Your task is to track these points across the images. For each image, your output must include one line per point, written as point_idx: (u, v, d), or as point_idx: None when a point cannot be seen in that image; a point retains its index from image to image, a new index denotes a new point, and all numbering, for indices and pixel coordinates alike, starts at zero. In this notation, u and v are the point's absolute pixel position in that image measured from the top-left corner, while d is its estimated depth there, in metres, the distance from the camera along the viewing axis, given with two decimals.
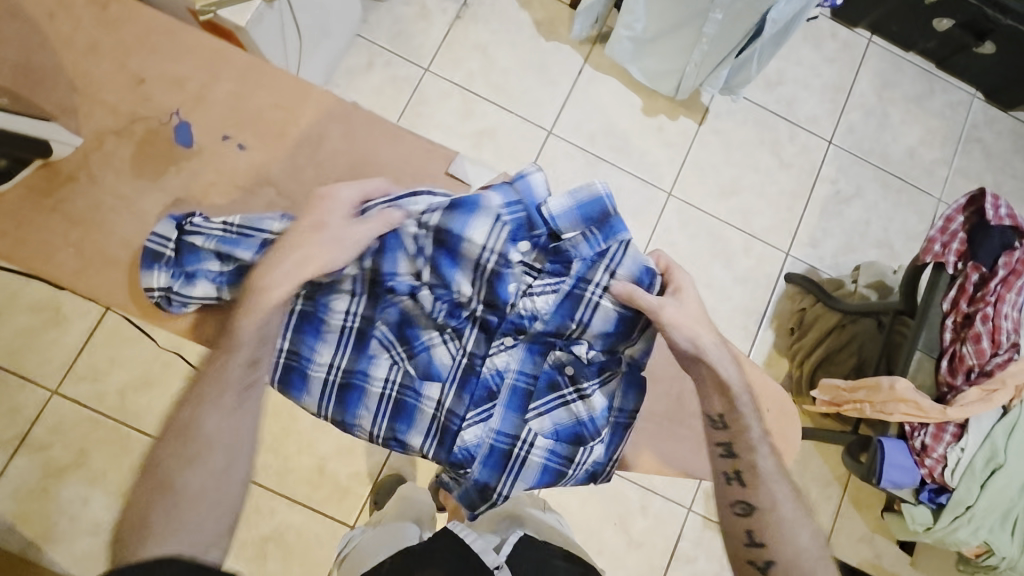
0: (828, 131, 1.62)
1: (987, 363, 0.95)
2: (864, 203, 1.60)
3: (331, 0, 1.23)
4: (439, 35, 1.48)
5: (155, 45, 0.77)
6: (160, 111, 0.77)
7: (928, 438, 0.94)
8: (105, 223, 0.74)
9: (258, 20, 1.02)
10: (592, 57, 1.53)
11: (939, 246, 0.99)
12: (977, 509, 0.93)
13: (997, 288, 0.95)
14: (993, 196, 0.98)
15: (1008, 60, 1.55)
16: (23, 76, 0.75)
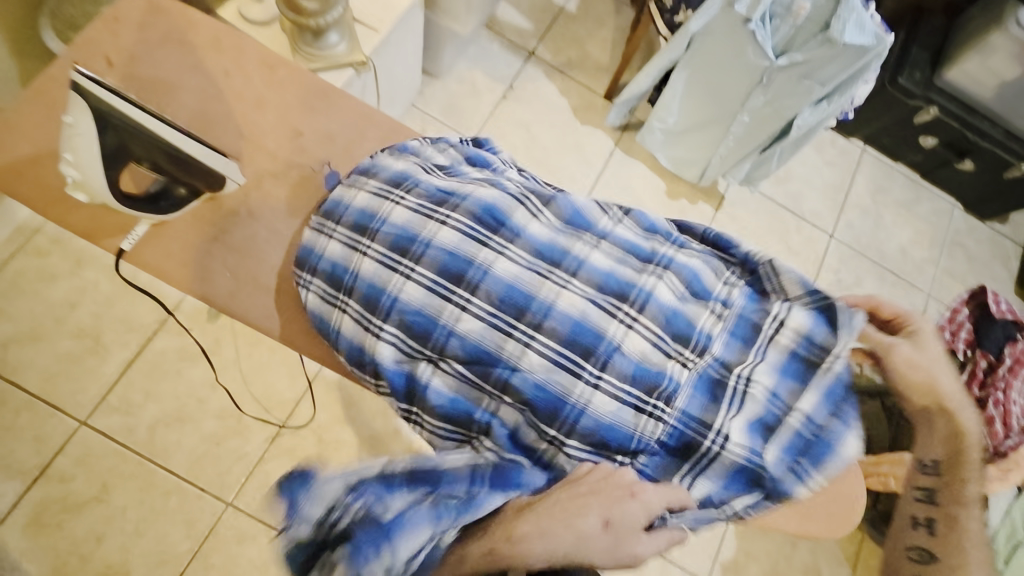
0: (830, 225, 1.78)
1: (1001, 445, 1.03)
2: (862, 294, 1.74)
3: (404, 74, 1.37)
4: (486, 110, 1.64)
5: (314, 105, 0.85)
6: (313, 160, 0.84)
7: None
8: (256, 257, 0.80)
9: (348, 86, 1.13)
10: (624, 145, 1.69)
11: (949, 334, 1.11)
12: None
13: (1005, 375, 1.05)
14: (993, 293, 1.10)
15: (985, 177, 1.74)
16: (200, 124, 0.81)
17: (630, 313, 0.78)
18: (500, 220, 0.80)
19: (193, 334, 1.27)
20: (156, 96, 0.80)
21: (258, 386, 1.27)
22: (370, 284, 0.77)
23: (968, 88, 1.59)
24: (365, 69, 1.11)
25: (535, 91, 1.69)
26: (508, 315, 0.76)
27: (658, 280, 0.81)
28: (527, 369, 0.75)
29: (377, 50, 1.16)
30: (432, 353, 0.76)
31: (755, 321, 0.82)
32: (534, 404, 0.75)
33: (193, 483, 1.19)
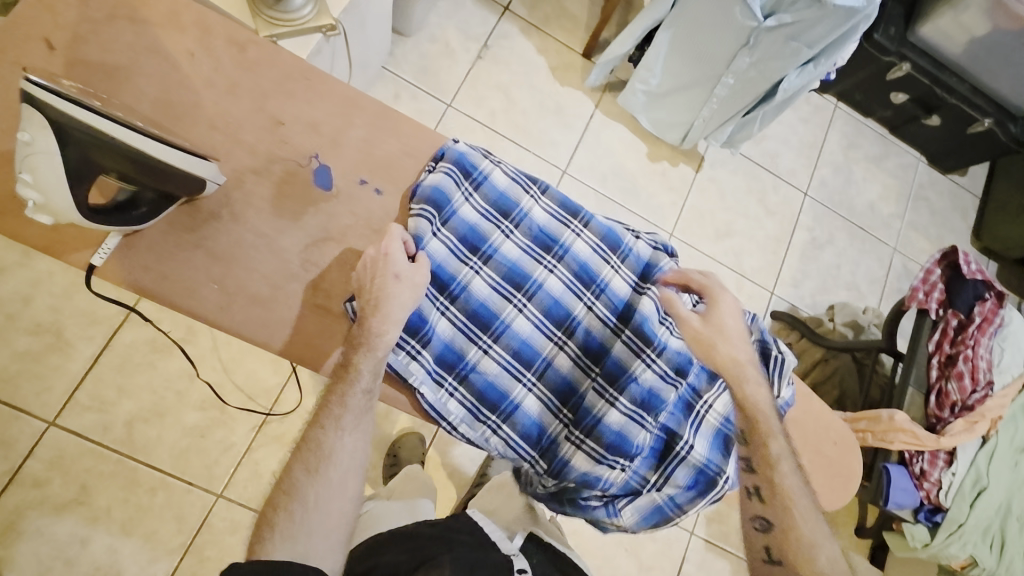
0: (804, 184, 1.80)
1: (968, 399, 1.09)
2: (832, 250, 1.79)
3: (374, 34, 1.28)
4: (462, 71, 1.56)
5: (293, 90, 0.77)
6: (299, 153, 0.77)
7: (926, 464, 1.07)
8: (242, 260, 0.73)
9: (316, 53, 1.04)
10: (603, 108, 1.64)
11: (923, 294, 1.12)
12: (967, 527, 1.06)
13: (974, 333, 1.10)
14: (964, 252, 1.12)
15: (949, 133, 1.78)
16: (164, 113, 0.73)
17: (602, 384, 0.80)
18: (522, 277, 0.80)
19: (164, 325, 1.20)
20: (110, 78, 0.72)
21: (239, 374, 1.22)
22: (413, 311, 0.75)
23: (939, 43, 1.58)
24: (334, 33, 1.02)
25: (510, 52, 1.61)
26: (518, 365, 0.78)
27: (649, 364, 0.81)
28: (529, 409, 0.78)
29: (345, 12, 1.06)
30: (451, 382, 0.76)
31: (719, 363, 0.84)
32: (517, 444, 0.78)
33: (179, 478, 1.16)
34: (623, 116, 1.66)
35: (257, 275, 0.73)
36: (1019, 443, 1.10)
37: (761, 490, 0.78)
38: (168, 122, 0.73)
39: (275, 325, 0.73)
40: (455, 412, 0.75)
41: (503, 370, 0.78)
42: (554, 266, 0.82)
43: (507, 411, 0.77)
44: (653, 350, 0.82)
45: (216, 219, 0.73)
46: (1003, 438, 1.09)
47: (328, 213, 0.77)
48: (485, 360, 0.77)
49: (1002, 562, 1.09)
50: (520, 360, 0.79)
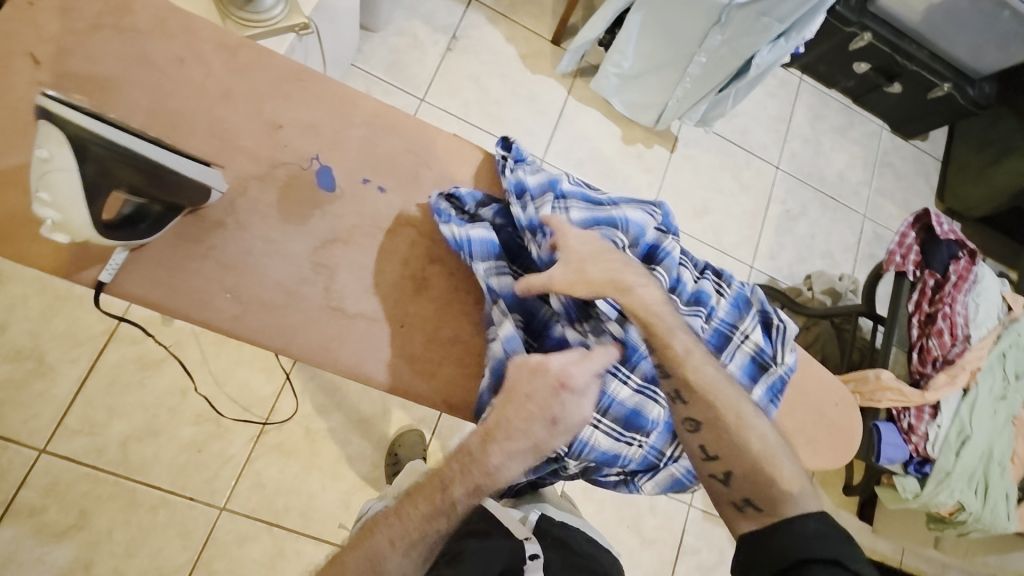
0: (776, 157, 1.85)
1: (949, 353, 1.14)
2: (806, 221, 1.84)
3: (343, 31, 1.26)
4: (433, 64, 1.55)
5: (287, 93, 0.77)
6: (300, 156, 0.76)
7: (913, 419, 1.12)
8: (254, 267, 0.72)
9: (291, 53, 1.02)
10: (577, 94, 1.65)
11: (899, 257, 1.18)
12: (954, 475, 1.12)
13: (950, 291, 1.15)
14: (936, 214, 1.17)
15: (909, 100, 1.85)
16: (157, 123, 0.71)
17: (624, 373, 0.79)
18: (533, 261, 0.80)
19: (153, 340, 1.17)
20: (88, 88, 0.69)
21: (234, 385, 1.21)
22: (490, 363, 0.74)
23: (898, 12, 1.63)
24: (308, 33, 1.00)
25: (481, 42, 1.60)
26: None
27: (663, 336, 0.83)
28: None
29: (317, 10, 1.05)
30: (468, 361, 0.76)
31: (726, 337, 0.86)
32: None
33: (180, 494, 1.14)
34: (597, 101, 1.67)
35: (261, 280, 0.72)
36: (996, 392, 1.16)
37: (697, 418, 0.75)
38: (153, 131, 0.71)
39: (292, 329, 0.72)
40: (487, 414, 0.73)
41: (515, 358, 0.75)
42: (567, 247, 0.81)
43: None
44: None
45: (211, 229, 0.71)
46: (982, 389, 1.15)
47: (327, 215, 0.76)
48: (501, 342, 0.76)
49: (987, 505, 1.15)
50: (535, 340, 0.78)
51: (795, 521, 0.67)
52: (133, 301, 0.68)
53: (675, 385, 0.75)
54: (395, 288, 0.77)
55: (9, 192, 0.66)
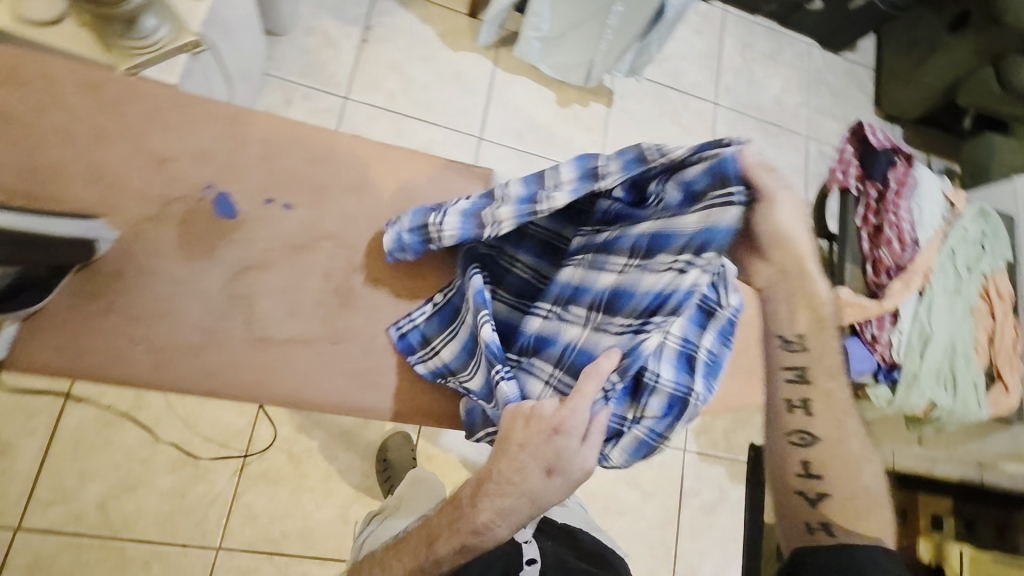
0: (711, 94, 1.84)
1: (899, 261, 1.17)
2: (752, 153, 1.84)
3: (245, 42, 1.20)
4: (349, 59, 1.49)
5: (167, 122, 0.75)
6: (191, 187, 0.74)
7: (876, 329, 1.15)
8: (165, 312, 0.72)
9: (187, 75, 0.97)
10: (502, 64, 1.61)
11: (842, 174, 1.17)
12: (921, 375, 1.16)
13: (893, 201, 1.17)
14: (871, 125, 1.16)
15: (832, 15, 1.85)
16: (32, 181, 0.69)
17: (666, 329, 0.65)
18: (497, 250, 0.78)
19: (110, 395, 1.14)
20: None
21: (206, 423, 1.18)
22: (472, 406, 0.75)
23: None
24: (199, 49, 0.96)
25: (394, 28, 1.55)
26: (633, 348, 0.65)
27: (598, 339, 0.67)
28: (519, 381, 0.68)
29: (207, 24, 0.98)
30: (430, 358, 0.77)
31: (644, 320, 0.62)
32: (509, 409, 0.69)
33: (172, 543, 1.11)
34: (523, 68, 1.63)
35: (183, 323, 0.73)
36: (952, 287, 1.20)
37: (812, 406, 0.69)
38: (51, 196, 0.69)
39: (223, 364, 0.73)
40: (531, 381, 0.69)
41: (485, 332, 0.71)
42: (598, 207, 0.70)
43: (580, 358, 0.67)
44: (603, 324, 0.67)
45: (132, 281, 0.71)
46: (938, 287, 1.19)
47: (235, 243, 0.75)
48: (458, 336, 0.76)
49: (957, 398, 1.19)
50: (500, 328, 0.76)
51: (859, 550, 0.63)
52: (52, 370, 0.69)
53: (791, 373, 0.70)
54: (320, 306, 0.78)
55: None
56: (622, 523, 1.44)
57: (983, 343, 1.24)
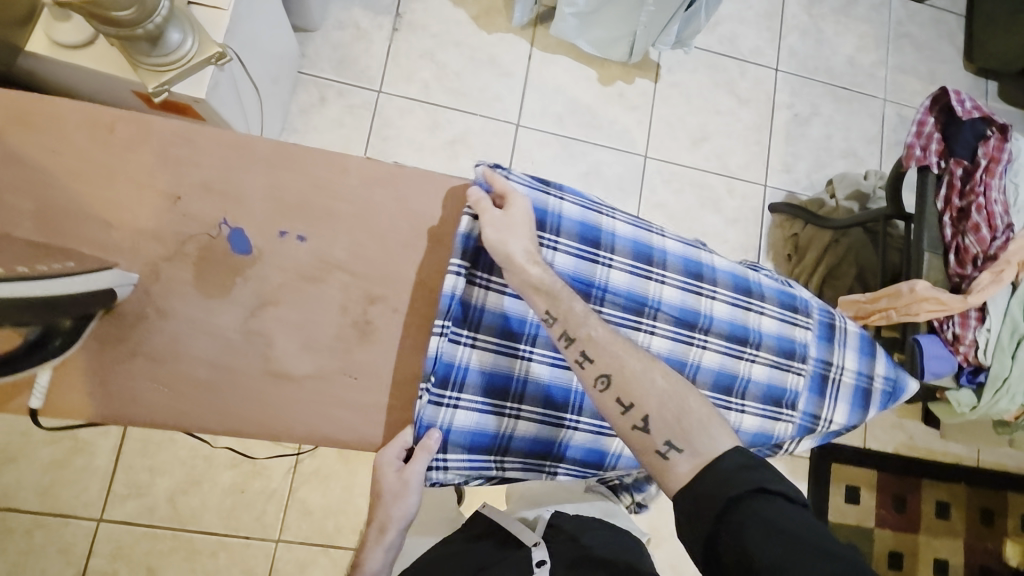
0: (845, 79, 1.70)
1: (989, 248, 1.00)
2: (859, 130, 1.68)
3: (272, 43, 1.20)
4: (381, 52, 1.45)
5: (183, 158, 0.71)
6: (206, 224, 0.71)
7: (958, 328, 0.99)
8: (185, 353, 0.70)
9: (215, 86, 0.98)
10: (601, 73, 1.55)
11: (920, 150, 1.05)
12: (1013, 379, 0.98)
13: (982, 177, 1.01)
14: (956, 91, 1.04)
15: None
16: (52, 229, 0.68)
17: (750, 354, 0.90)
18: (520, 322, 0.79)
19: (201, 458, 1.24)
20: (219, 264, 0.71)
21: (257, 511, 1.24)
22: (553, 384, 0.81)
23: None
24: (226, 61, 0.96)
25: (522, 31, 1.52)
26: (486, 391, 0.78)
27: (713, 255, 0.92)
28: (537, 376, 0.80)
29: (230, 32, 1.00)
30: (524, 348, 0.80)
31: (644, 269, 0.86)
32: (556, 358, 0.81)
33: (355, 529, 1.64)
34: (649, 70, 1.58)
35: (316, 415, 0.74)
36: None
37: (647, 420, 0.68)
38: (157, 283, 0.70)
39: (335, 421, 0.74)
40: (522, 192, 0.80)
41: (737, 263, 0.94)
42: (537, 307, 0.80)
43: (546, 386, 0.81)
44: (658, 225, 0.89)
45: (264, 316, 0.72)
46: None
47: (250, 279, 0.72)
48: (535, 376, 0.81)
49: None
50: (562, 391, 0.82)
51: (716, 460, 0.63)
52: (151, 427, 0.70)
53: (643, 410, 0.68)
54: (338, 340, 0.74)
55: (79, 378, 0.68)
56: None
57: None
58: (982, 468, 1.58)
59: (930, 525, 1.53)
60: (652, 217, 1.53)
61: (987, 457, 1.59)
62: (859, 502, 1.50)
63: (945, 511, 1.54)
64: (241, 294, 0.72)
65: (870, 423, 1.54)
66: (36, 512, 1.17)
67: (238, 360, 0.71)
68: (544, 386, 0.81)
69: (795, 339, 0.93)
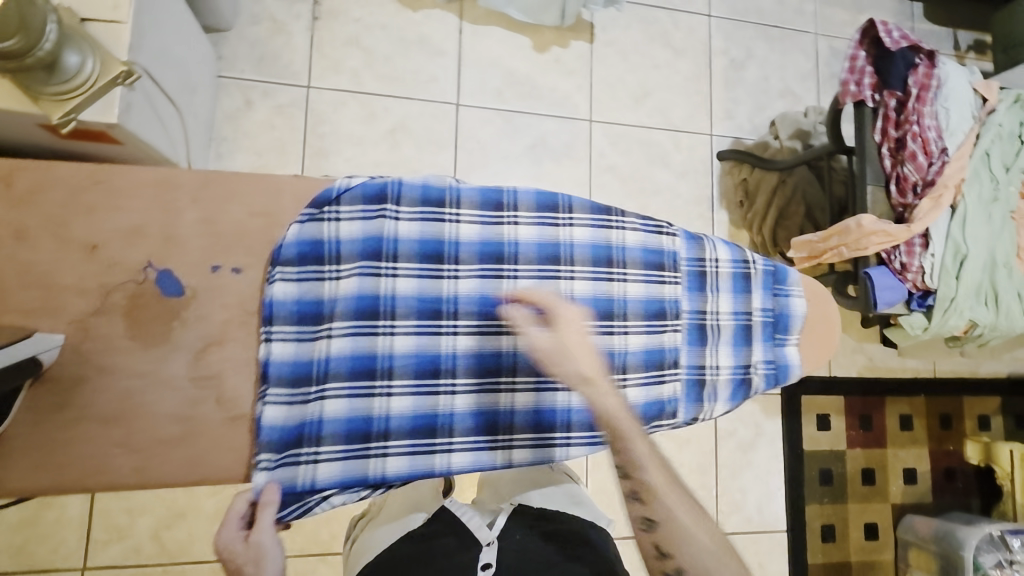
0: (776, 17, 1.70)
1: (928, 175, 1.03)
2: (795, 68, 1.70)
3: (184, 49, 1.12)
4: (303, 44, 1.37)
5: (98, 203, 0.67)
6: (132, 271, 0.67)
7: (904, 257, 1.03)
8: (132, 409, 0.67)
9: (127, 108, 0.91)
10: (535, 40, 1.51)
11: (854, 85, 1.05)
12: (960, 298, 1.03)
13: (914, 107, 1.04)
14: (883, 23, 1.05)
15: None
16: None
17: (623, 326, 0.83)
18: (369, 359, 0.75)
19: (179, 490, 1.21)
20: (155, 310, 0.68)
21: None
22: (419, 414, 0.77)
23: None
24: (133, 78, 0.89)
25: (449, 5, 1.46)
26: (346, 435, 0.74)
27: (571, 226, 0.82)
28: (398, 410, 0.76)
29: (136, 45, 0.92)
30: (380, 385, 0.75)
31: (494, 269, 0.79)
32: (418, 385, 0.77)
33: None
34: (583, 31, 1.54)
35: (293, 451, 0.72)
36: (987, 197, 1.05)
37: (652, 521, 0.68)
38: (90, 340, 0.66)
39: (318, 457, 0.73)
40: (353, 210, 0.75)
41: (654, 231, 0.86)
42: (394, 330, 0.76)
43: (414, 415, 0.76)
44: (510, 211, 0.81)
45: (212, 357, 0.70)
46: (970, 199, 1.04)
47: (190, 322, 0.69)
48: (397, 410, 0.76)
49: (1000, 313, 1.06)
50: (429, 420, 0.77)
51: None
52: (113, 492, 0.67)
53: (654, 511, 0.69)
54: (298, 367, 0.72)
55: (18, 458, 0.64)
56: (743, 464, 1.51)
57: None
58: (938, 378, 1.68)
59: (895, 438, 1.63)
60: (604, 181, 1.53)
61: (942, 367, 1.69)
62: (830, 428, 1.58)
63: (907, 423, 1.64)
64: (184, 338, 0.69)
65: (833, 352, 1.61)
66: (14, 572, 1.13)
67: (194, 407, 0.69)
68: (411, 412, 0.76)
69: (664, 298, 0.85)
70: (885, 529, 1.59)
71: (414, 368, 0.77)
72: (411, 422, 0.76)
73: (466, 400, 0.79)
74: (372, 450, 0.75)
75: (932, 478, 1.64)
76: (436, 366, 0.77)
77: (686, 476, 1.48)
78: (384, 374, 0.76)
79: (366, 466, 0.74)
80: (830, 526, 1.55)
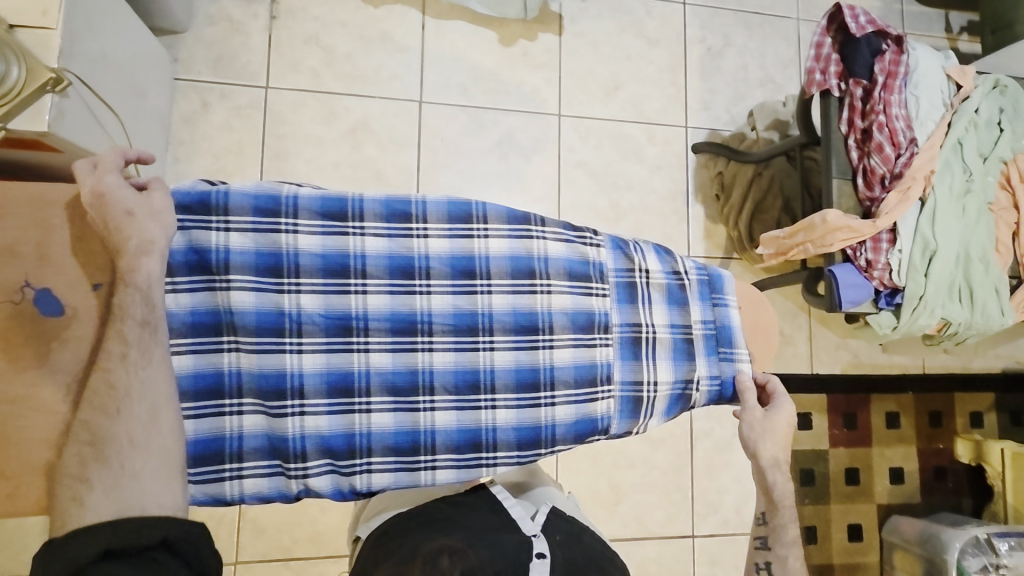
0: (755, 2, 1.64)
1: (896, 167, 0.98)
2: (775, 55, 1.64)
3: (130, 55, 1.10)
4: (261, 43, 1.35)
5: None
6: (8, 289, 0.64)
7: (870, 254, 0.99)
8: (8, 434, 0.64)
9: (59, 115, 0.89)
10: (501, 33, 1.47)
11: (820, 74, 0.99)
12: (929, 297, 0.99)
13: (881, 96, 0.98)
14: (849, 8, 0.98)
15: None
16: None
17: (547, 341, 0.80)
18: (279, 374, 0.72)
19: None
20: (31, 332, 0.64)
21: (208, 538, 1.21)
22: (335, 434, 0.74)
23: None
24: (64, 84, 0.87)
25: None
26: (265, 447, 0.73)
27: (486, 237, 0.79)
28: (311, 429, 0.73)
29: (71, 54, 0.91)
30: (292, 404, 0.73)
31: (405, 285, 0.76)
32: (331, 404, 0.74)
33: None
34: (552, 23, 1.50)
35: (127, 484, 0.58)
36: (958, 189, 1.00)
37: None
38: None
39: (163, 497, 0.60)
40: (237, 218, 0.70)
41: (578, 245, 0.83)
42: (300, 345, 0.73)
43: (326, 435, 0.74)
44: (420, 223, 0.77)
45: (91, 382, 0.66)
46: (941, 191, 0.99)
47: (69, 342, 0.65)
48: (311, 430, 0.73)
49: (976, 310, 1.02)
50: (348, 437, 0.74)
51: None
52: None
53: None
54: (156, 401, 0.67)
55: None
56: (720, 465, 1.48)
57: (1007, 240, 1.03)
58: (928, 375, 1.62)
59: (881, 437, 1.58)
60: (574, 177, 1.49)
61: (932, 363, 1.62)
62: (811, 427, 1.53)
63: (895, 422, 1.59)
64: (62, 360, 0.65)
65: (816, 349, 1.55)
66: None
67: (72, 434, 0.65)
68: (324, 431, 0.74)
69: (592, 310, 0.82)
70: (869, 531, 1.54)
71: (326, 384, 0.74)
72: (327, 441, 0.74)
73: (388, 418, 0.76)
74: (292, 463, 0.73)
75: (920, 478, 1.59)
76: (349, 385, 0.75)
77: (660, 477, 1.45)
78: (295, 392, 0.73)
79: (285, 483, 0.74)
80: (812, 528, 1.51)
